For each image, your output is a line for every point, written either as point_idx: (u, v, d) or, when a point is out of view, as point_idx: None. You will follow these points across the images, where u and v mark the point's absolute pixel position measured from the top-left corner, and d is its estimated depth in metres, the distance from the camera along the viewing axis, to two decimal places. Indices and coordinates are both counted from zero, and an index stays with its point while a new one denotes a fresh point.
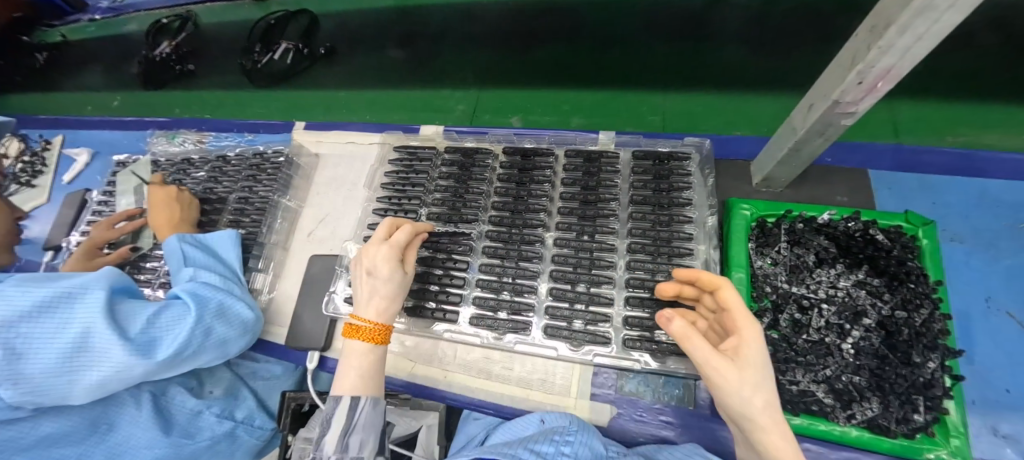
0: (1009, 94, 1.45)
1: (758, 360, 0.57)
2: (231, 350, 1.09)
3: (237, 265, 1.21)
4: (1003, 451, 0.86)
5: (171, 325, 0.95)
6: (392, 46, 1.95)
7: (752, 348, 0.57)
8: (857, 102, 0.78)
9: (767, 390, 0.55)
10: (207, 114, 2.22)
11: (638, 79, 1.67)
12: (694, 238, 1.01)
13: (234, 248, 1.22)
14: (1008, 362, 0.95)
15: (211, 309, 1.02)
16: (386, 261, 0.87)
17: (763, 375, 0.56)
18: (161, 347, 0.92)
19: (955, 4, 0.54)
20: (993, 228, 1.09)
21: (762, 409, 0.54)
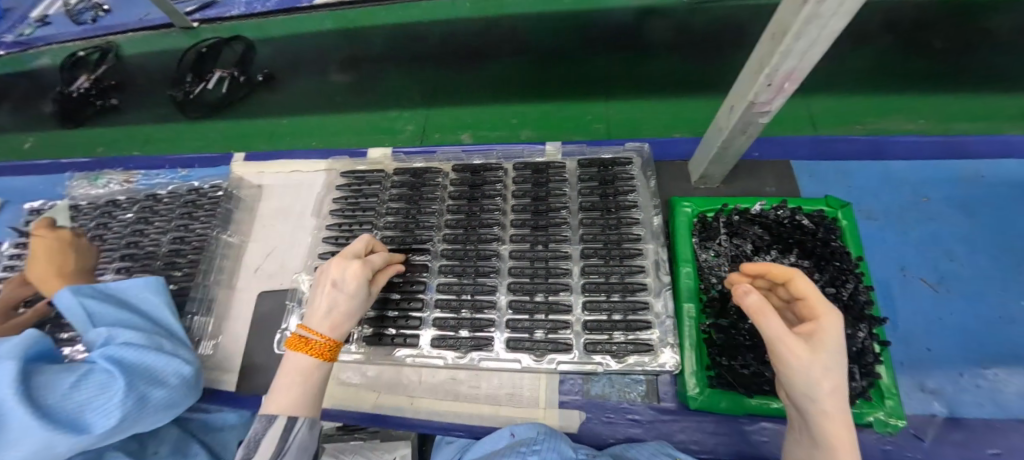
0: (904, 83, 1.63)
1: (835, 347, 0.56)
2: (174, 413, 0.89)
3: (168, 314, 1.03)
4: (932, 406, 0.95)
5: (98, 395, 0.75)
6: (336, 71, 1.91)
7: (832, 333, 0.57)
8: (769, 102, 0.86)
9: (840, 378, 0.55)
10: (136, 151, 2.07)
11: (579, 91, 1.74)
12: (642, 238, 1.07)
13: (162, 296, 1.05)
14: (925, 323, 1.06)
15: (141, 371, 0.83)
16: (357, 276, 0.83)
17: (840, 360, 0.56)
18: (90, 422, 0.73)
19: (836, 11, 0.60)
20: (900, 204, 1.22)
21: (829, 394, 0.54)
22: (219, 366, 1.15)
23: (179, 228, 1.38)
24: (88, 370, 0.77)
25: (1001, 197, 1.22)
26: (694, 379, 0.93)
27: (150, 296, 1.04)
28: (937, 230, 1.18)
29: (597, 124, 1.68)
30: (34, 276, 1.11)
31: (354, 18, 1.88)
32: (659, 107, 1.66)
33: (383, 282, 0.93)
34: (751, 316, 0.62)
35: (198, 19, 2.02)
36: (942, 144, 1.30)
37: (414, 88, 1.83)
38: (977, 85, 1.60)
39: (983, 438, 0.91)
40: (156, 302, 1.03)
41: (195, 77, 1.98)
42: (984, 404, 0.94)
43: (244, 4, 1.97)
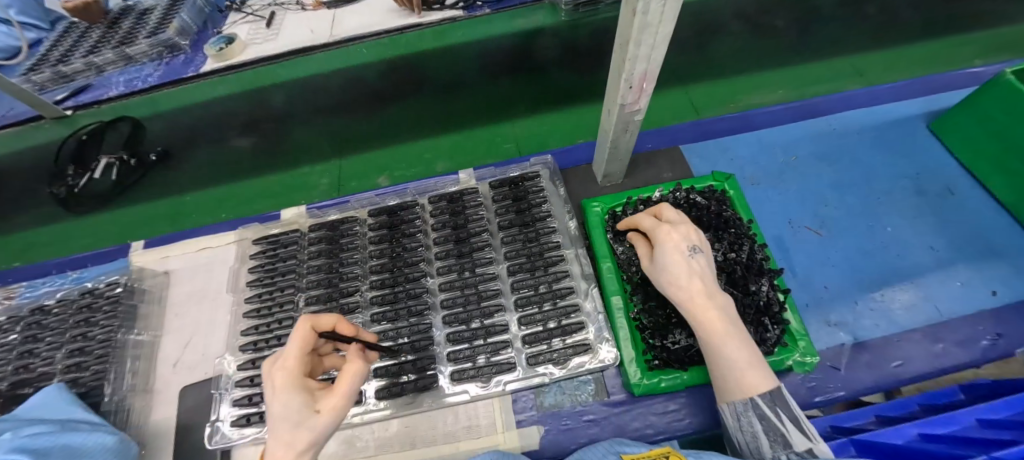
0: (761, 61, 1.87)
1: (663, 252, 0.82)
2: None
3: (80, 409, 0.96)
4: (839, 336, 1.07)
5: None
6: (235, 135, 1.86)
7: (662, 243, 0.83)
8: (637, 101, 0.93)
9: (674, 272, 0.79)
10: (20, 261, 1.84)
11: (481, 118, 2.01)
12: (561, 244, 1.15)
13: (66, 399, 0.97)
14: (818, 265, 1.20)
15: (54, 453, 0.80)
16: (292, 390, 0.59)
17: (674, 257, 0.80)
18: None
19: (660, 19, 0.66)
20: (775, 166, 1.39)
21: (671, 287, 0.79)
22: None
23: (78, 338, 1.21)
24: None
25: (853, 143, 1.43)
26: (635, 366, 0.96)
27: (55, 403, 0.96)
28: (811, 182, 1.35)
29: (508, 144, 2.02)
30: None
31: (252, 77, 1.62)
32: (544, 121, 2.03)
33: (344, 391, 0.60)
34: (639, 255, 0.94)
35: (72, 106, 1.60)
36: (798, 109, 1.50)
37: (322, 140, 1.97)
38: (816, 54, 1.89)
39: (885, 353, 1.03)
40: (60, 404, 0.96)
41: (79, 168, 1.74)
42: (879, 324, 1.08)
43: (123, 82, 1.63)
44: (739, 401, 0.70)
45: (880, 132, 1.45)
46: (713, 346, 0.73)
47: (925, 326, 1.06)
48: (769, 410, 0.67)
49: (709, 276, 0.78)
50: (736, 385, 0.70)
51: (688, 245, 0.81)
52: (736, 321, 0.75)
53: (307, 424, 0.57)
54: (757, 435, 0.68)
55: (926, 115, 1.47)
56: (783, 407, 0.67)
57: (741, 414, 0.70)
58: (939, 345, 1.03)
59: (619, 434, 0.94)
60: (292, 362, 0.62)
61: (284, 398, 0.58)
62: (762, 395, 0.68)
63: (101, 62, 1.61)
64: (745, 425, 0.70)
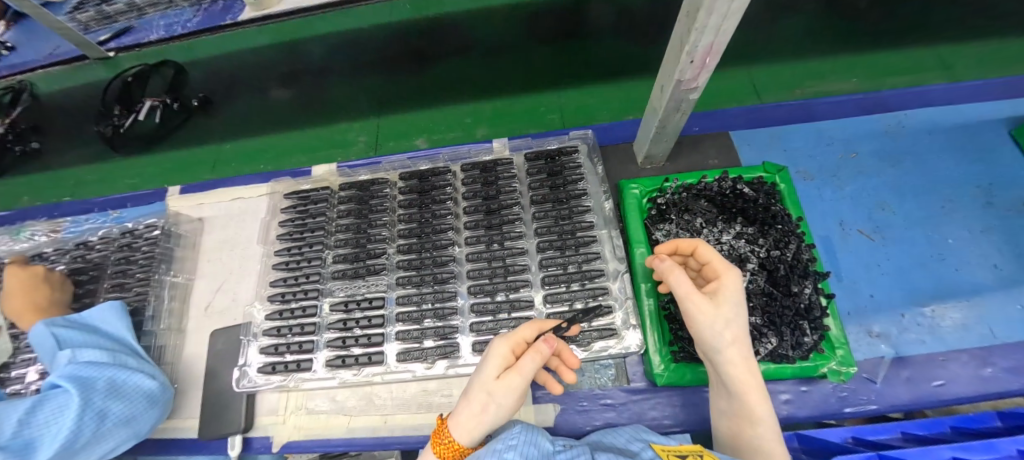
0: (826, 46, 1.72)
1: (733, 298, 0.69)
2: (141, 428, 0.92)
3: (132, 337, 1.03)
4: (879, 349, 1.01)
5: (52, 420, 0.79)
6: (275, 87, 1.82)
7: (736, 291, 0.70)
8: (695, 78, 0.86)
9: (738, 327, 0.67)
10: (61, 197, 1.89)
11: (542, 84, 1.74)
12: (594, 224, 1.10)
13: (121, 318, 1.03)
14: (867, 272, 1.12)
15: (100, 384, 0.86)
16: (500, 355, 0.66)
17: (740, 310, 0.68)
18: (43, 448, 0.77)
19: None
20: (832, 162, 1.29)
21: (732, 341, 0.66)
22: (177, 413, 1.08)
23: (118, 273, 1.26)
24: (43, 396, 0.81)
25: (922, 144, 1.31)
26: (660, 356, 0.94)
27: (113, 321, 1.02)
28: (869, 183, 1.25)
29: (552, 116, 1.71)
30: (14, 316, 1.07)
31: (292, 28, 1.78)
32: (596, 93, 1.72)
33: (522, 367, 0.62)
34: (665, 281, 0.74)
35: (114, 48, 1.74)
36: (864, 102, 1.37)
37: None
38: (895, 42, 1.71)
39: (927, 372, 0.97)
40: (116, 326, 1.02)
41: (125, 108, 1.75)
42: (925, 340, 1.01)
43: (163, 25, 1.71)
44: None
45: (955, 134, 1.32)
46: (758, 420, 0.65)
47: (976, 348, 0.99)
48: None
49: None
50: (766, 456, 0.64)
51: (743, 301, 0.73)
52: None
53: (492, 388, 0.61)
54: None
55: (1010, 120, 1.32)
56: None
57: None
58: (988, 370, 0.96)
59: (636, 422, 0.93)
60: (514, 341, 0.71)
61: (490, 360, 0.65)
62: None
63: (142, 4, 1.67)
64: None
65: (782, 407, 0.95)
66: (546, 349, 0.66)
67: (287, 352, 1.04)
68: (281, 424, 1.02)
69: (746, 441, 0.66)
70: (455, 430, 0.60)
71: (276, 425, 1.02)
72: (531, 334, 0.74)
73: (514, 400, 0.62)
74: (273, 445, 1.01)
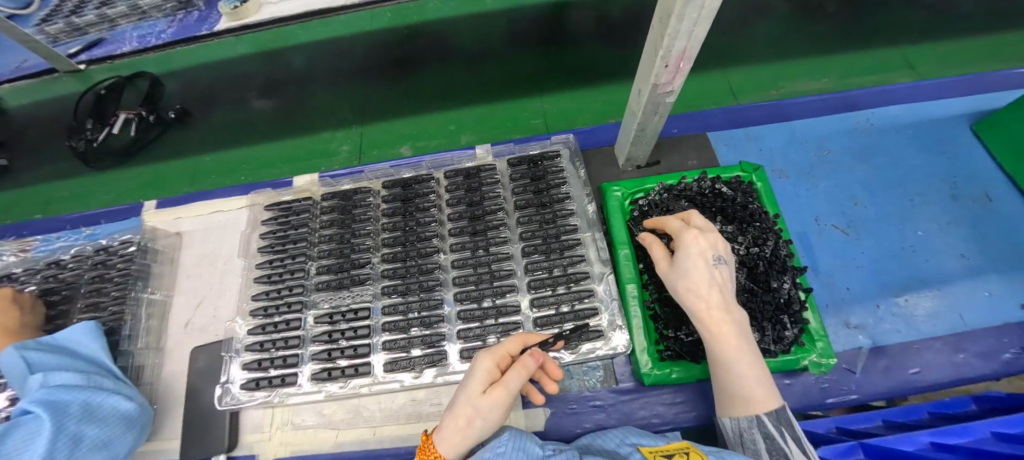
0: (798, 48, 1.77)
1: (686, 255, 0.73)
2: (119, 452, 0.88)
3: (108, 358, 1.00)
4: (858, 339, 1.04)
5: (21, 447, 0.75)
6: (255, 97, 1.79)
7: (686, 247, 0.74)
8: (671, 82, 0.88)
9: (692, 281, 0.71)
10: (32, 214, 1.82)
11: (521, 90, 1.77)
12: (578, 227, 1.12)
13: (95, 338, 1.00)
14: (842, 266, 1.15)
15: (73, 407, 0.83)
16: (486, 369, 0.67)
17: (697, 264, 0.71)
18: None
19: None
20: (806, 160, 1.33)
21: (687, 295, 0.72)
22: (157, 435, 1.05)
23: (92, 293, 1.22)
24: (11, 424, 0.78)
25: (890, 141, 1.36)
26: (646, 356, 0.95)
27: (86, 343, 0.99)
28: (842, 179, 1.29)
29: (534, 120, 1.74)
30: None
31: (271, 38, 1.75)
32: (575, 98, 1.76)
33: (507, 383, 0.64)
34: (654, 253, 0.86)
35: (86, 60, 1.69)
36: (834, 101, 1.42)
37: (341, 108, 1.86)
38: (862, 44, 1.78)
39: (903, 360, 1.00)
40: (91, 348, 0.99)
41: (98, 122, 1.72)
42: (900, 329, 1.04)
43: (136, 37, 1.66)
44: (742, 417, 0.68)
45: (920, 130, 1.37)
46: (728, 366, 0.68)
47: (948, 335, 1.03)
48: (774, 430, 0.64)
49: (730, 290, 0.71)
50: (742, 403, 0.67)
51: (714, 254, 0.73)
52: (750, 339, 0.69)
53: (476, 403, 0.63)
54: (759, 453, 0.65)
55: (971, 115, 1.39)
56: (788, 428, 0.63)
57: (745, 430, 0.68)
58: (960, 356, 1.00)
59: (626, 422, 0.94)
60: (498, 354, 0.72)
61: (475, 375, 0.66)
62: (767, 414, 0.65)
63: (114, 15, 1.60)
64: (748, 441, 0.68)
65: None
66: (531, 363, 0.67)
67: (271, 367, 1.03)
68: (266, 442, 1.00)
69: (726, 391, 0.70)
70: (440, 444, 0.63)
71: (261, 443, 1.00)
72: (516, 347, 0.75)
73: (498, 414, 0.64)
74: None
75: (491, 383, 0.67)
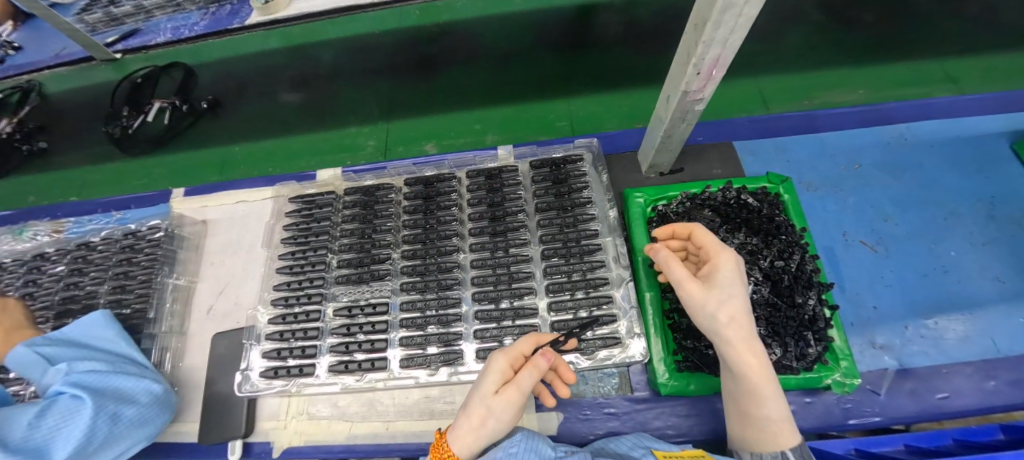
0: (830, 58, 1.73)
1: (728, 279, 0.68)
2: (152, 430, 0.94)
3: (123, 344, 1.02)
4: (883, 360, 1.01)
5: (61, 424, 0.79)
6: (285, 90, 1.83)
7: (729, 270, 0.68)
8: (702, 89, 0.86)
9: (736, 308, 0.65)
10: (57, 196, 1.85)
11: (549, 90, 1.82)
12: (599, 232, 1.11)
13: (113, 328, 1.03)
14: (870, 283, 1.12)
15: (106, 392, 0.86)
16: (498, 370, 0.66)
17: (739, 291, 0.67)
18: (56, 451, 0.77)
19: None
20: (835, 173, 1.29)
21: (728, 324, 0.64)
22: (178, 417, 1.09)
23: (119, 275, 1.26)
24: (48, 403, 0.81)
25: (924, 157, 1.32)
26: (663, 366, 0.94)
27: (103, 330, 1.02)
28: (871, 194, 1.26)
29: (559, 122, 1.78)
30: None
31: (299, 33, 1.70)
32: (601, 102, 1.80)
33: (519, 383, 0.63)
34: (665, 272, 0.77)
35: (122, 50, 1.75)
36: (867, 113, 1.38)
37: (370, 102, 1.84)
38: (899, 55, 1.72)
39: (930, 384, 0.97)
40: (106, 336, 1.01)
41: (133, 109, 1.77)
42: (929, 352, 1.01)
43: (170, 28, 1.73)
44: (767, 454, 0.64)
45: (957, 147, 1.33)
46: (767, 401, 0.63)
47: (979, 360, 0.99)
48: None
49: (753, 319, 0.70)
50: (771, 438, 0.64)
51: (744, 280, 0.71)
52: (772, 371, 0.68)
53: (490, 403, 0.63)
54: None
55: (1009, 134, 1.34)
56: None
57: None
58: (991, 383, 0.96)
59: (640, 431, 0.93)
60: (512, 354, 0.71)
61: (488, 375, 0.66)
62: (795, 449, 0.63)
63: (150, 6, 1.69)
64: None
65: None
66: (544, 363, 0.65)
67: (289, 357, 1.04)
68: (281, 431, 1.02)
69: (750, 425, 0.66)
70: (453, 445, 0.63)
71: (277, 430, 1.02)
72: (529, 346, 0.73)
73: (511, 415, 0.63)
74: (273, 450, 1.00)
75: (504, 383, 0.67)
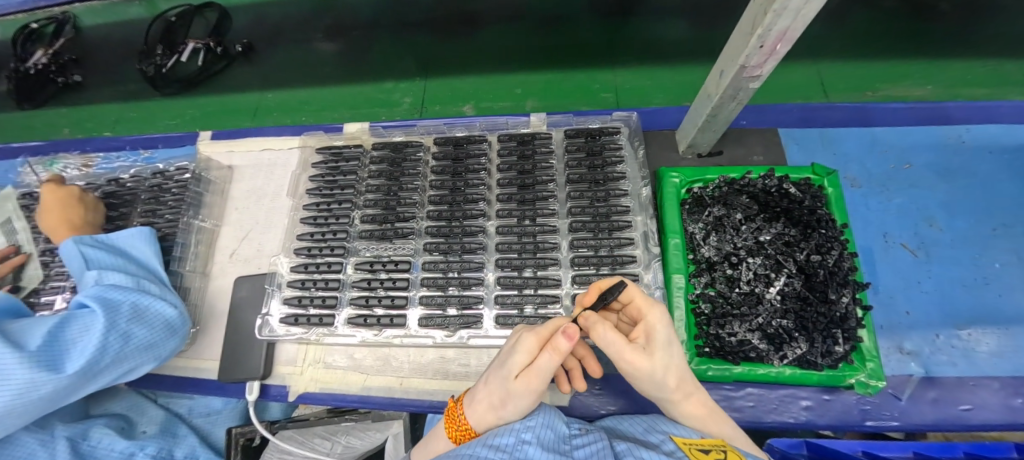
0: (888, 52, 1.64)
1: (665, 340, 0.61)
2: (162, 354, 0.97)
3: (158, 265, 1.08)
4: (909, 366, 0.97)
5: (80, 336, 0.84)
6: (321, 39, 1.80)
7: (663, 334, 0.61)
8: (760, 66, 0.78)
9: (676, 369, 0.62)
10: (86, 130, 1.86)
11: (591, 60, 1.71)
12: (630, 209, 1.08)
13: (150, 242, 1.09)
14: (905, 288, 1.08)
15: (124, 309, 0.91)
16: (526, 353, 0.61)
17: (675, 352, 0.62)
18: (68, 362, 0.81)
19: None
20: (883, 171, 1.23)
21: (676, 386, 0.62)
22: (200, 355, 1.13)
23: (146, 212, 1.28)
24: (70, 315, 0.86)
25: (980, 163, 1.23)
26: (685, 349, 0.94)
27: (141, 246, 1.08)
28: (918, 197, 1.19)
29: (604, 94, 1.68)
30: (52, 230, 1.14)
31: None
32: (645, 76, 1.67)
33: (539, 369, 0.58)
34: (591, 335, 0.62)
35: None
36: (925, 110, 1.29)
37: (407, 57, 1.77)
38: (966, 52, 1.61)
39: (954, 395, 0.93)
40: (145, 251, 1.07)
41: (166, 48, 1.78)
42: (957, 363, 0.97)
43: None
44: None
45: (1018, 156, 1.24)
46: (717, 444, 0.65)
47: (1009, 377, 0.95)
48: None
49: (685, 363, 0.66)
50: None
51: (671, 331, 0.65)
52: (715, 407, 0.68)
53: (509, 388, 0.60)
54: None
55: None
56: None
57: None
58: (1019, 400, 0.92)
59: (650, 411, 0.94)
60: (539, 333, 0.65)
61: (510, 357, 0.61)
62: None
63: None
64: None
65: (801, 413, 0.92)
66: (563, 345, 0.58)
67: (310, 306, 1.05)
68: (297, 376, 1.05)
69: None
70: (471, 419, 0.64)
71: (293, 376, 1.05)
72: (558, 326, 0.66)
73: (531, 398, 0.60)
74: (289, 394, 1.04)
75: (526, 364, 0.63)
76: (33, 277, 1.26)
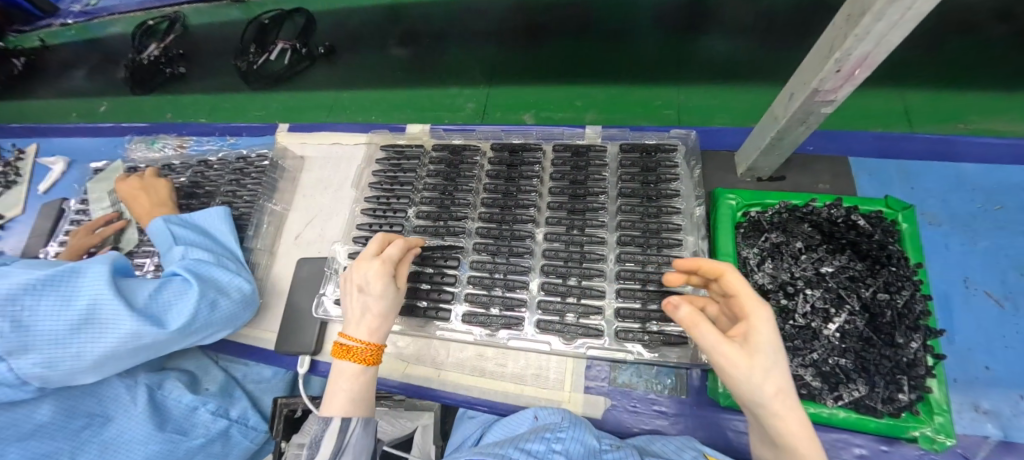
0: (981, 85, 1.51)
1: (769, 342, 0.55)
2: (236, 323, 1.08)
3: (233, 243, 1.19)
4: (985, 428, 0.88)
5: (175, 299, 0.96)
6: (394, 45, 1.92)
7: (765, 331, 0.56)
8: (835, 91, 0.75)
9: (779, 377, 0.54)
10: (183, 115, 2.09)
11: (649, 77, 1.71)
12: (682, 229, 1.06)
13: (225, 222, 1.21)
14: (985, 340, 0.98)
15: (209, 281, 1.02)
16: (378, 276, 0.83)
17: (779, 357, 0.55)
18: (166, 320, 0.93)
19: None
20: (968, 211, 1.13)
21: (776, 395, 0.53)
22: (261, 326, 1.24)
23: (228, 192, 1.42)
24: (165, 281, 0.98)
25: None
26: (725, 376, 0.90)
27: (221, 226, 1.20)
28: (1009, 242, 1.08)
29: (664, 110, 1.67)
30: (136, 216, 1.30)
31: None
32: (705, 95, 1.65)
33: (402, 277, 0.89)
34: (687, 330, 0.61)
35: None
36: None
37: (475, 65, 1.85)
38: None
39: None
40: (222, 229, 1.20)
41: (259, 48, 1.97)
42: None
43: None
44: None
45: None
46: None
47: None
48: None
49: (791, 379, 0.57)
50: None
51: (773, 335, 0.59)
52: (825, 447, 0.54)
53: (392, 298, 0.84)
54: None
55: None
56: None
57: None
58: None
59: (687, 436, 0.91)
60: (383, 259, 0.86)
61: (384, 280, 0.82)
62: None
63: None
64: None
65: None
66: (396, 254, 0.88)
67: None
68: None
69: None
70: (371, 336, 0.81)
71: None
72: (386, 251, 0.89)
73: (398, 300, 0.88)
74: None
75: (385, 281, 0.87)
76: (131, 240, 1.43)
